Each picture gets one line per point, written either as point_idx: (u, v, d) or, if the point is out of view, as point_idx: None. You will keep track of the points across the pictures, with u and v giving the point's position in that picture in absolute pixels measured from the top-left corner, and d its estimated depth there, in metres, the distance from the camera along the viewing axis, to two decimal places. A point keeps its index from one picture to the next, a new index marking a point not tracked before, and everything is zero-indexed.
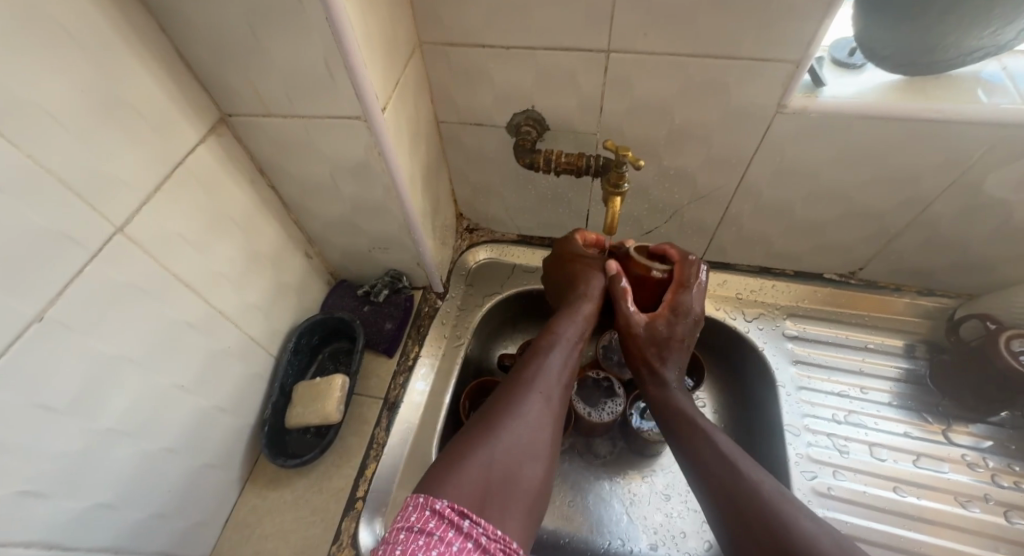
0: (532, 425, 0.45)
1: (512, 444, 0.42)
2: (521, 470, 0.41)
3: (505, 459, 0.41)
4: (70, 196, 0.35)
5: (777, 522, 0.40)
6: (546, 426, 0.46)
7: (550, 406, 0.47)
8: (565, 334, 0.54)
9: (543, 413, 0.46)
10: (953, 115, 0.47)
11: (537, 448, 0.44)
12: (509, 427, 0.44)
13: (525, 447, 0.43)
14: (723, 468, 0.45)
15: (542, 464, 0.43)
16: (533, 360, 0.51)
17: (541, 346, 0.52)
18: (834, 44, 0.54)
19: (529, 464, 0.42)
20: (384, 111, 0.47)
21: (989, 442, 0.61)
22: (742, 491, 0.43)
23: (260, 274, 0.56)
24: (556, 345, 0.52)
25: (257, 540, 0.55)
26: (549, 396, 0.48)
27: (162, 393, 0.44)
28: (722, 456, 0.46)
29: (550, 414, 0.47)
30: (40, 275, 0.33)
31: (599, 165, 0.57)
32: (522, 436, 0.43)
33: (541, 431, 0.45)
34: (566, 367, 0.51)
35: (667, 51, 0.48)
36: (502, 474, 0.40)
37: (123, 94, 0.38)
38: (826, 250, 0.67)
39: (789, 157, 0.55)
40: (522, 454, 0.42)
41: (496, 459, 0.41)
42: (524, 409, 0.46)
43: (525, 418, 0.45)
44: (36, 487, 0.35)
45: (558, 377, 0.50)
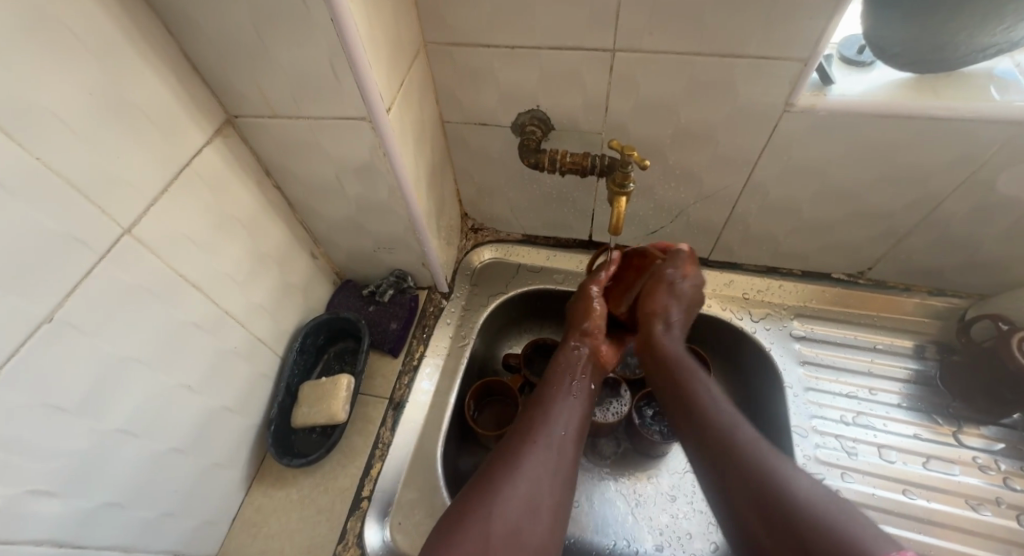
0: (537, 477, 0.44)
1: (517, 502, 0.41)
2: (526, 527, 0.40)
3: (509, 518, 0.40)
4: (78, 197, 0.35)
5: (776, 485, 0.38)
6: (553, 478, 0.44)
7: (557, 456, 0.46)
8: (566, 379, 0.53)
9: (549, 465, 0.45)
10: (965, 113, 0.46)
11: (544, 502, 0.42)
12: (512, 482, 0.43)
13: (530, 502, 0.42)
14: (721, 433, 0.44)
15: (550, 518, 0.42)
16: (537, 409, 0.50)
17: (543, 394, 0.52)
18: (843, 42, 0.54)
19: (535, 520, 0.41)
20: (389, 111, 0.47)
21: (1001, 445, 0.60)
22: (741, 453, 0.41)
23: (266, 274, 0.56)
24: (558, 391, 0.52)
25: (264, 539, 0.55)
26: (555, 445, 0.47)
27: (170, 393, 0.45)
28: (720, 424, 0.45)
29: (557, 463, 0.45)
30: (48, 277, 0.33)
31: (604, 165, 0.57)
32: (526, 490, 0.42)
33: (547, 483, 0.44)
34: (570, 413, 0.50)
35: (672, 49, 0.48)
36: (506, 534, 0.39)
37: (129, 96, 0.38)
38: (834, 250, 0.66)
39: (796, 155, 0.55)
40: (527, 509, 0.41)
41: (498, 519, 0.40)
42: (529, 462, 0.44)
43: (530, 470, 0.44)
44: (46, 487, 0.35)
45: (564, 425, 0.49)
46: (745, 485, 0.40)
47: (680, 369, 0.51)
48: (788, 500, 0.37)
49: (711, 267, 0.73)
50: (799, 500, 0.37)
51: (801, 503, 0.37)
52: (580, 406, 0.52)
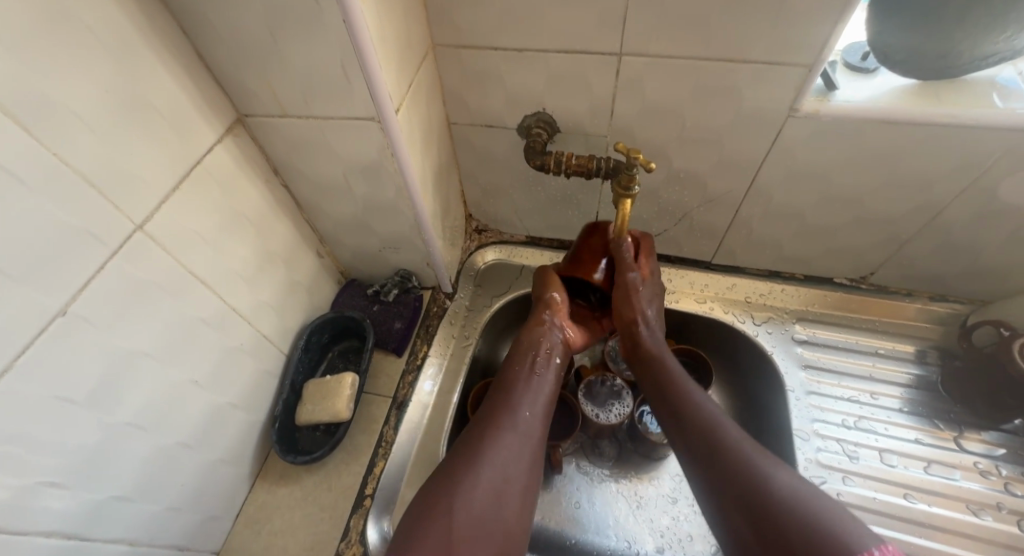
0: (502, 463, 0.44)
1: (482, 490, 0.42)
2: (490, 514, 0.41)
3: (473, 509, 0.41)
4: (93, 193, 0.36)
5: (760, 481, 0.40)
6: (518, 464, 0.45)
7: (524, 443, 0.47)
8: (534, 360, 0.54)
9: (515, 451, 0.46)
10: (969, 120, 0.46)
11: (508, 487, 0.43)
12: (477, 470, 0.43)
13: (495, 491, 0.42)
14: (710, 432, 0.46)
15: (514, 503, 0.43)
16: (502, 394, 0.51)
17: (509, 377, 0.53)
18: (847, 48, 0.54)
19: (500, 507, 0.42)
20: (398, 112, 0.47)
21: (1002, 451, 0.60)
22: (729, 453, 0.43)
23: (273, 272, 0.57)
24: (525, 374, 0.53)
25: (267, 536, 0.55)
26: (521, 431, 0.48)
27: (177, 388, 0.45)
28: (709, 421, 0.47)
29: (522, 448, 0.46)
30: (62, 272, 0.34)
31: (609, 167, 0.58)
32: (491, 478, 0.43)
33: (513, 470, 0.45)
34: (537, 398, 0.51)
35: (677, 54, 0.48)
36: (470, 523, 0.40)
37: (144, 94, 0.38)
38: (836, 254, 0.67)
39: (800, 160, 0.55)
40: (491, 498, 0.42)
41: (461, 509, 0.40)
42: (495, 449, 0.45)
43: (496, 458, 0.44)
44: (55, 478, 0.36)
45: (530, 410, 0.50)
46: (734, 486, 0.41)
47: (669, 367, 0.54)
48: (772, 498, 0.39)
49: (714, 271, 0.74)
50: (781, 496, 0.39)
51: (784, 498, 0.39)
52: (545, 388, 0.53)
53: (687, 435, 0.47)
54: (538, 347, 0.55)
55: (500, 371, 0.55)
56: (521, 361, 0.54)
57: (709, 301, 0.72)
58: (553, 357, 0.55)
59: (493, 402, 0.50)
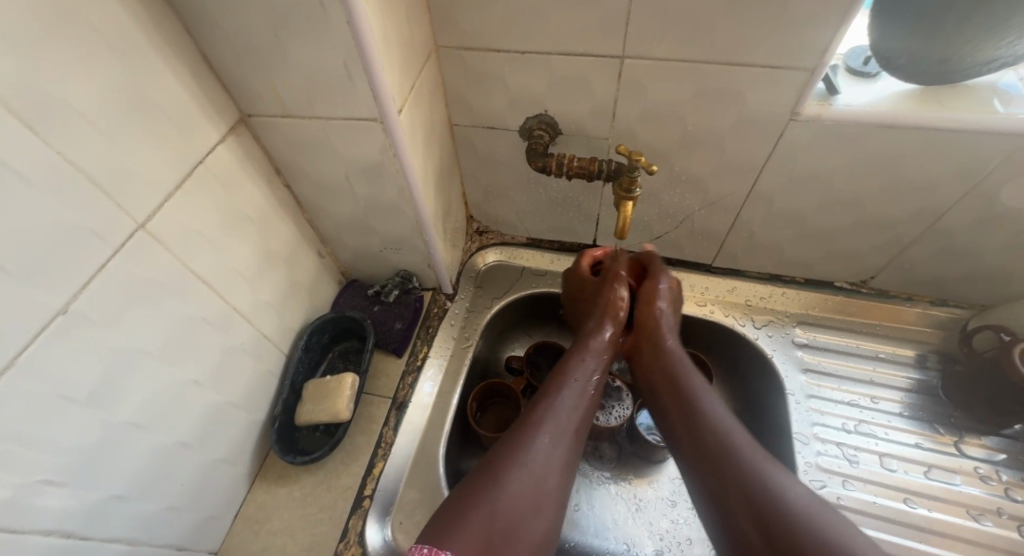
0: (544, 463, 0.44)
1: (523, 482, 0.42)
2: (532, 508, 0.42)
3: (515, 499, 0.41)
4: (96, 191, 0.36)
5: (775, 493, 0.40)
6: (558, 467, 0.45)
7: (560, 440, 0.47)
8: (585, 364, 0.55)
9: (554, 448, 0.46)
10: (970, 125, 0.46)
11: (549, 483, 0.44)
12: (519, 464, 0.44)
13: (536, 484, 0.43)
14: (723, 437, 0.45)
15: (552, 501, 0.43)
16: (547, 393, 0.51)
17: (556, 376, 0.53)
18: (849, 52, 0.54)
19: (539, 500, 0.42)
20: (400, 113, 0.47)
21: (1002, 456, 0.60)
22: (742, 461, 0.42)
23: (274, 272, 0.57)
24: (574, 374, 0.53)
25: (266, 536, 0.55)
26: (563, 429, 0.48)
27: (177, 387, 0.45)
28: (723, 427, 0.46)
29: (562, 447, 0.47)
30: (63, 270, 0.34)
31: (611, 169, 0.58)
32: (532, 473, 0.43)
33: (553, 467, 0.45)
34: (576, 404, 0.51)
35: (679, 57, 0.48)
36: (511, 516, 0.40)
37: (148, 93, 0.38)
38: (837, 258, 0.67)
39: (801, 163, 0.55)
40: (532, 491, 0.42)
41: (503, 500, 0.41)
42: (539, 444, 0.46)
43: (539, 452, 0.45)
44: (54, 477, 0.36)
45: (572, 411, 0.50)
46: (746, 494, 0.40)
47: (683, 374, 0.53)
48: (783, 509, 0.38)
49: (715, 274, 0.74)
50: (796, 509, 0.38)
51: (799, 511, 0.38)
52: (591, 390, 0.53)
53: (693, 430, 0.47)
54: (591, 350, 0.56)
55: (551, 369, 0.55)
56: (573, 360, 0.55)
57: (709, 304, 0.72)
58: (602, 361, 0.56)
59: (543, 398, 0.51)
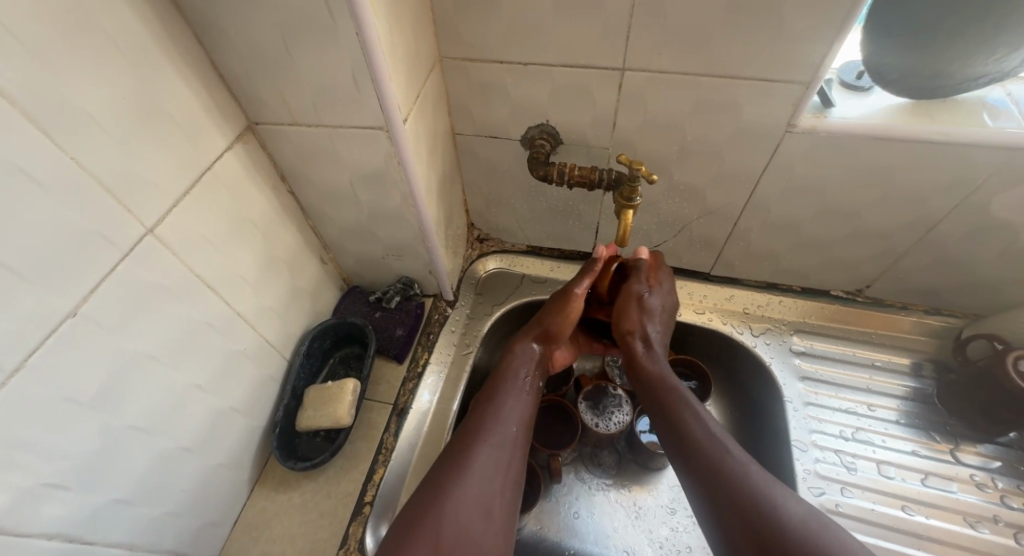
0: (486, 477, 0.45)
1: (467, 502, 0.42)
2: (477, 528, 0.41)
3: (460, 520, 0.41)
4: (107, 196, 0.36)
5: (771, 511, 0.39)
6: (501, 475, 0.45)
7: (502, 450, 0.47)
8: (517, 376, 0.55)
9: (501, 463, 0.46)
10: (961, 139, 0.48)
11: (494, 498, 0.44)
12: (466, 476, 0.44)
13: (482, 503, 0.43)
14: (711, 452, 0.44)
15: (501, 515, 0.43)
16: (489, 406, 0.51)
17: (493, 391, 0.53)
18: (843, 66, 0.56)
19: (486, 520, 0.42)
20: (405, 121, 0.48)
21: (998, 463, 0.61)
22: (729, 475, 0.42)
23: (277, 278, 0.57)
24: (509, 389, 0.54)
25: (265, 543, 0.55)
26: (506, 443, 0.48)
27: (180, 391, 0.45)
28: (708, 440, 0.45)
29: (508, 462, 0.47)
30: (73, 274, 0.34)
31: (611, 178, 0.59)
32: (475, 492, 0.43)
33: (498, 483, 0.45)
34: (518, 414, 0.51)
35: (679, 70, 0.49)
36: (457, 536, 0.40)
37: (160, 100, 0.39)
38: (833, 267, 0.68)
39: (797, 174, 0.56)
40: (478, 511, 0.42)
41: (447, 522, 0.40)
42: (480, 461, 0.45)
43: (481, 469, 0.45)
44: (58, 480, 0.36)
45: (513, 420, 0.50)
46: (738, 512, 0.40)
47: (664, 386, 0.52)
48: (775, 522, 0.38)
49: (713, 282, 0.75)
50: (788, 522, 0.38)
51: (790, 520, 0.38)
52: (529, 404, 0.53)
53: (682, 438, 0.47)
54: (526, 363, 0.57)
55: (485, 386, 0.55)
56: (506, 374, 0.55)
57: (707, 312, 0.72)
58: (534, 376, 0.56)
59: (485, 410, 0.51)
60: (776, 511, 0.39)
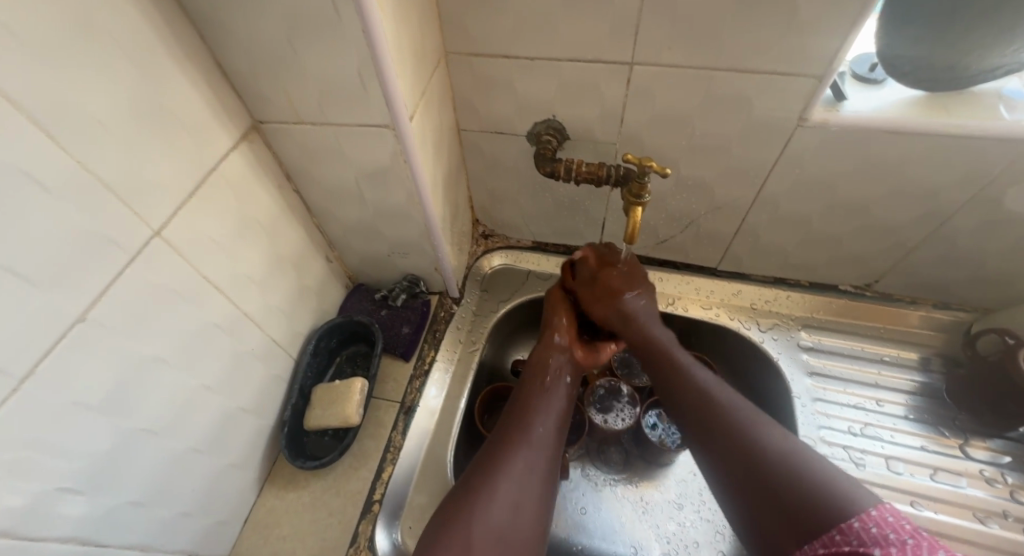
0: (520, 476, 0.45)
1: (500, 503, 0.42)
2: (511, 526, 0.41)
3: (492, 521, 0.41)
4: (115, 199, 0.36)
5: (759, 453, 0.40)
6: (533, 477, 0.45)
7: (533, 453, 0.47)
8: (539, 382, 0.55)
9: (529, 466, 0.46)
10: (978, 132, 0.47)
11: (526, 499, 0.43)
12: (496, 476, 0.44)
13: (515, 503, 0.42)
14: (708, 406, 0.46)
15: (533, 514, 0.43)
16: (517, 411, 0.51)
17: (520, 396, 0.54)
18: (855, 58, 0.54)
19: (520, 519, 0.42)
20: (412, 119, 0.48)
21: (1007, 458, 0.60)
22: (728, 426, 0.43)
23: (283, 277, 0.57)
24: (534, 393, 0.54)
25: (275, 542, 0.55)
26: (536, 445, 0.48)
27: (190, 393, 0.45)
28: (705, 395, 0.47)
29: (541, 464, 0.47)
30: (84, 279, 0.34)
31: (619, 175, 0.58)
32: (508, 491, 0.43)
33: (529, 483, 0.45)
34: (548, 419, 0.51)
35: (689, 64, 0.49)
36: (490, 533, 0.40)
37: (165, 100, 0.39)
38: (842, 262, 0.67)
39: (808, 169, 0.56)
40: (510, 508, 0.42)
41: (480, 523, 0.40)
42: (512, 463, 0.45)
43: (513, 471, 0.45)
44: (72, 484, 0.36)
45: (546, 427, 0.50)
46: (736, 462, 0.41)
47: (663, 350, 0.53)
48: (768, 461, 0.39)
49: (720, 277, 0.74)
50: (780, 459, 0.39)
51: (778, 453, 0.40)
52: (557, 407, 0.53)
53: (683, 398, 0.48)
54: (547, 369, 0.56)
55: (514, 392, 0.56)
56: (530, 382, 0.55)
57: (714, 308, 0.72)
58: (560, 378, 0.56)
59: (515, 418, 0.51)
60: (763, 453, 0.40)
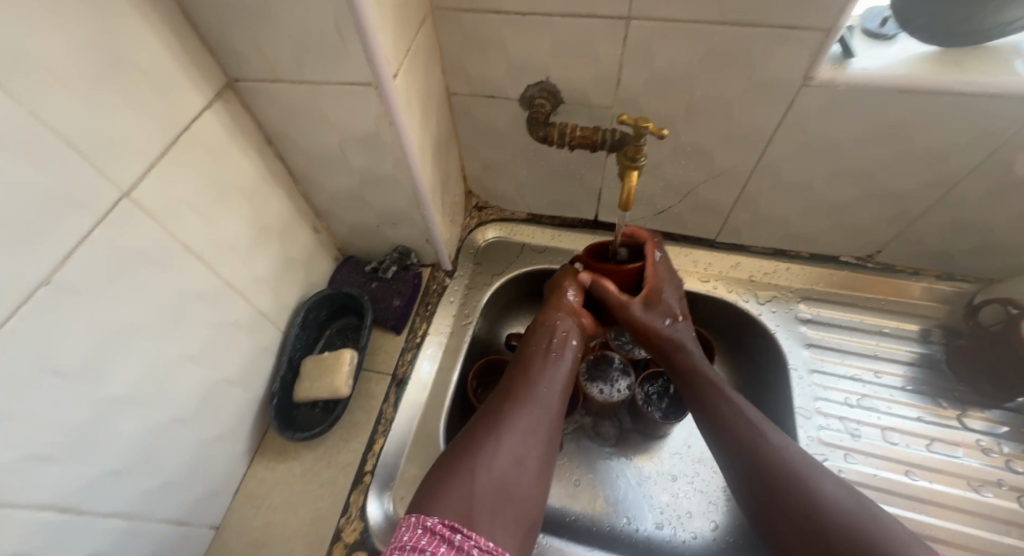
0: (524, 435, 0.46)
1: (502, 457, 0.44)
2: (511, 480, 0.43)
3: (494, 472, 0.43)
4: (76, 157, 0.34)
5: (806, 489, 0.42)
6: (535, 437, 0.47)
7: (537, 417, 0.48)
8: (543, 345, 0.55)
9: (534, 424, 0.48)
10: (994, 88, 0.44)
11: (530, 454, 0.46)
12: (502, 435, 0.46)
13: (517, 457, 0.45)
14: (758, 450, 0.46)
15: (534, 471, 0.45)
16: (522, 372, 0.53)
17: (526, 356, 0.54)
18: (865, 14, 0.52)
19: (522, 472, 0.44)
20: (396, 77, 0.45)
21: (1004, 429, 0.60)
22: (768, 456, 0.45)
23: (268, 247, 0.55)
24: (539, 355, 0.54)
25: (266, 512, 0.55)
26: (539, 403, 0.50)
27: (171, 362, 0.44)
28: (757, 437, 0.47)
29: (546, 422, 0.49)
30: (48, 239, 0.33)
31: (615, 139, 0.55)
32: (510, 448, 0.45)
33: (532, 439, 0.47)
34: (553, 382, 0.52)
35: (689, 18, 0.46)
36: (491, 486, 0.42)
37: (128, 52, 0.36)
38: (844, 232, 0.66)
39: (811, 132, 0.53)
40: (512, 464, 0.44)
41: (483, 477, 0.42)
42: (515, 419, 0.47)
43: (516, 428, 0.47)
44: (47, 453, 0.35)
45: (551, 392, 0.51)
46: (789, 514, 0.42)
47: (698, 375, 0.53)
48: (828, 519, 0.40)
49: (719, 249, 0.73)
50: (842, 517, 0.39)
51: (835, 510, 0.40)
52: (562, 373, 0.53)
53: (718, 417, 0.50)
54: (552, 333, 0.56)
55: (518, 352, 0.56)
56: (535, 344, 0.55)
57: (712, 280, 0.71)
58: (565, 342, 0.56)
59: (522, 379, 0.52)
60: (812, 491, 0.42)
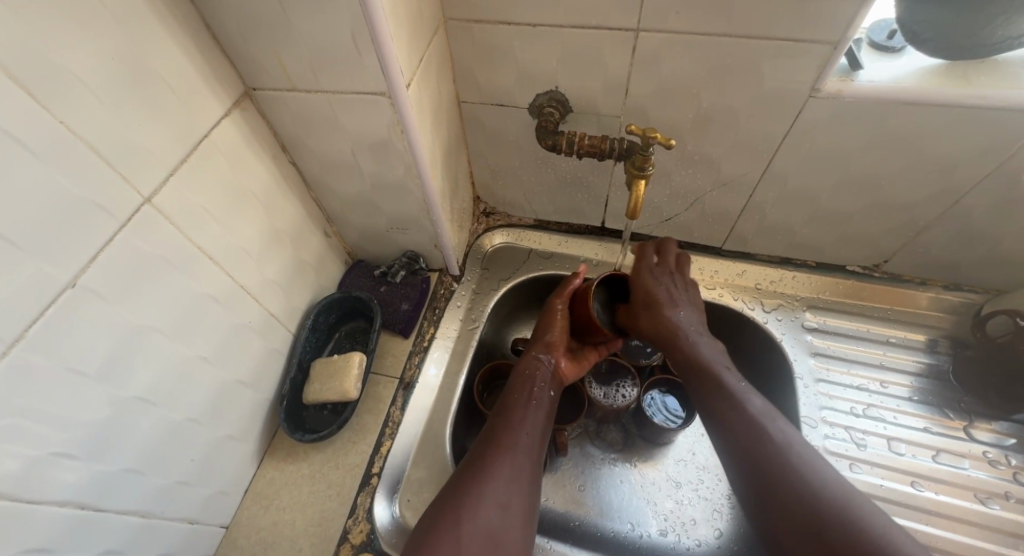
0: (507, 482, 0.46)
1: (487, 504, 0.44)
2: (501, 528, 0.43)
3: (481, 522, 0.43)
4: (102, 164, 0.35)
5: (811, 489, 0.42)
6: (519, 484, 0.47)
7: (518, 462, 0.49)
8: (524, 392, 0.56)
9: (514, 471, 0.48)
10: (1002, 100, 0.45)
11: (514, 500, 0.46)
12: (486, 483, 0.46)
13: (502, 504, 0.45)
14: (769, 455, 0.45)
15: (520, 517, 0.45)
16: (502, 419, 0.53)
17: (506, 405, 0.54)
18: (872, 27, 0.53)
19: (508, 519, 0.44)
20: (409, 86, 0.46)
21: (1012, 440, 0.59)
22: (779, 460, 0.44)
23: (281, 251, 0.57)
24: (517, 407, 0.54)
25: (275, 511, 0.56)
26: (522, 450, 0.50)
27: (186, 363, 0.45)
28: (760, 437, 0.46)
29: (526, 469, 0.49)
30: (74, 244, 0.34)
31: (623, 148, 0.56)
32: (495, 496, 0.45)
33: (517, 487, 0.47)
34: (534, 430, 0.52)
35: (697, 31, 0.47)
36: (478, 535, 0.42)
37: (152, 63, 0.37)
38: (851, 241, 0.66)
39: (818, 143, 0.54)
40: (499, 511, 0.44)
41: (468, 525, 0.42)
42: (498, 467, 0.47)
43: (499, 477, 0.47)
44: (67, 450, 0.36)
45: (529, 439, 0.51)
46: (790, 511, 0.42)
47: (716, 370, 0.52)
48: (822, 515, 0.40)
49: (725, 257, 0.73)
50: (840, 513, 0.40)
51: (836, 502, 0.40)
52: (538, 423, 0.53)
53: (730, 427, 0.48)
54: (532, 378, 0.57)
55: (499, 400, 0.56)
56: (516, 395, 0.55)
57: (718, 287, 0.71)
58: (543, 390, 0.56)
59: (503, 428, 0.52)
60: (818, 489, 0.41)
